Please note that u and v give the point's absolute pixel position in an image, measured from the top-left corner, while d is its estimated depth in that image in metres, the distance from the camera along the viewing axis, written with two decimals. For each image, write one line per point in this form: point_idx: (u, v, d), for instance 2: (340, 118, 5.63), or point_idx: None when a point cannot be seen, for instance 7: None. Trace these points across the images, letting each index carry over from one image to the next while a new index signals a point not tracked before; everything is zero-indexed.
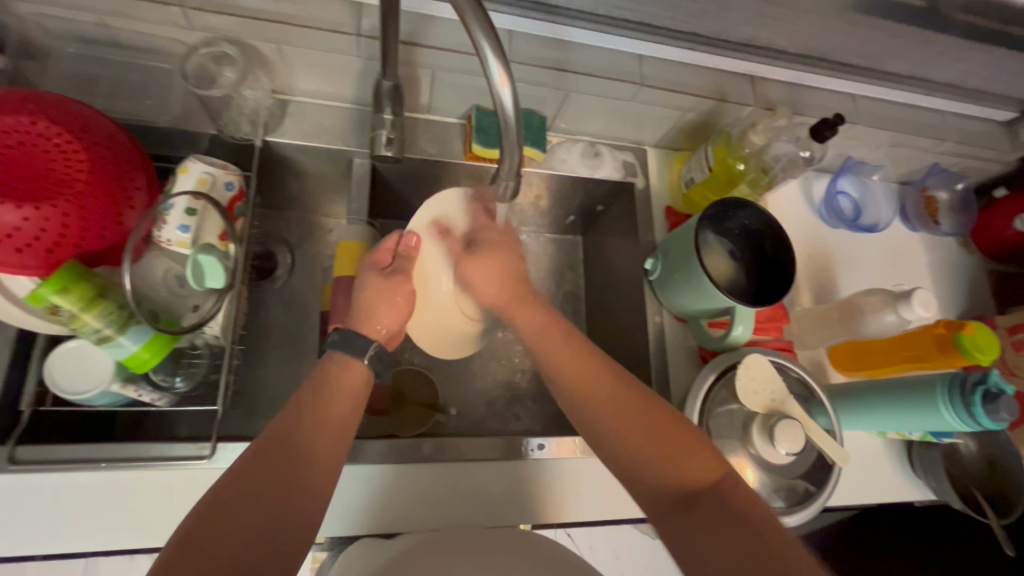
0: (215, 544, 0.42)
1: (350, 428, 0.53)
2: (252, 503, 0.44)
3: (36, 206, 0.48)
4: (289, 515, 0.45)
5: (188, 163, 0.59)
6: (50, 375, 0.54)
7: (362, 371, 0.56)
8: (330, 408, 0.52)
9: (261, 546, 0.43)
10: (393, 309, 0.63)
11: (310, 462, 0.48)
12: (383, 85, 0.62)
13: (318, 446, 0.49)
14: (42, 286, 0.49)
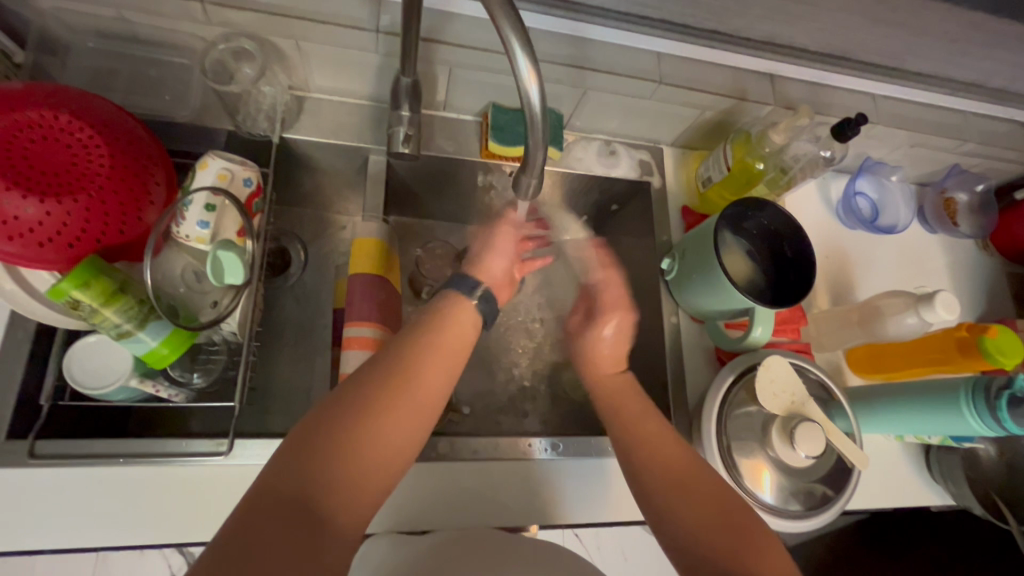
0: (320, 448, 0.45)
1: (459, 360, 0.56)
2: (359, 416, 0.47)
3: (59, 201, 0.48)
4: (392, 433, 0.48)
5: (207, 159, 0.59)
6: (70, 370, 0.55)
7: (471, 313, 0.59)
8: (443, 338, 0.55)
9: (363, 460, 0.46)
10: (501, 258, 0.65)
11: (416, 388, 0.51)
12: (402, 82, 0.61)
13: (424, 375, 0.52)
14: (63, 281, 0.49)
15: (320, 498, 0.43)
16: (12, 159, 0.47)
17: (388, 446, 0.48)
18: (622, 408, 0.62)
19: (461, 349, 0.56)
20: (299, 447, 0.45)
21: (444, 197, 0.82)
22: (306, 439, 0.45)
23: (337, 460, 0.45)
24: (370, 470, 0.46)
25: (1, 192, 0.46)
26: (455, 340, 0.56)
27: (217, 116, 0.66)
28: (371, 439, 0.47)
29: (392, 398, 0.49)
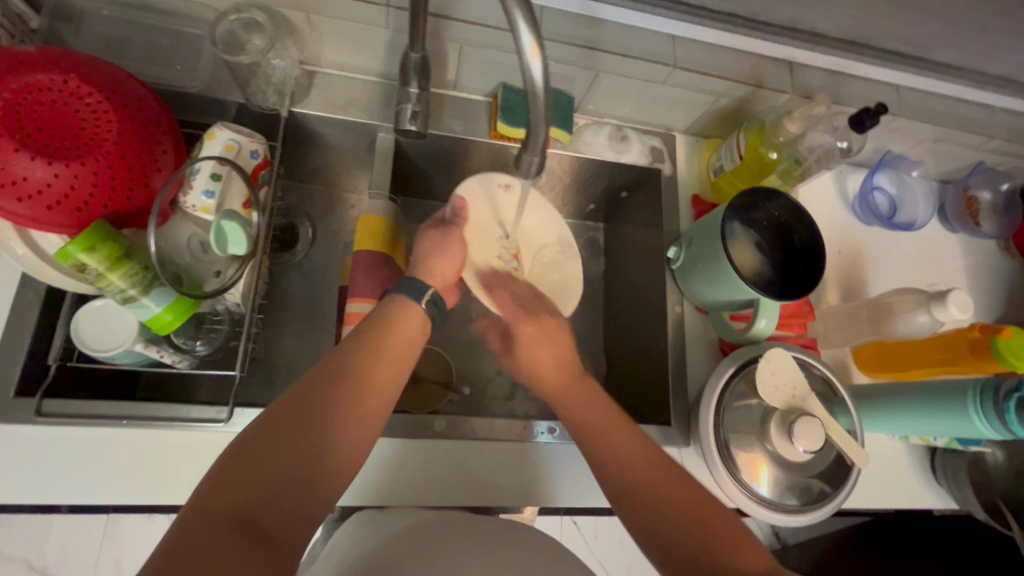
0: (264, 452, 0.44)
1: (400, 369, 0.55)
2: (306, 417, 0.46)
3: (67, 163, 0.49)
4: (328, 445, 0.46)
5: (215, 129, 0.60)
6: (77, 330, 0.55)
7: (416, 315, 0.58)
8: (386, 346, 0.54)
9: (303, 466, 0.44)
10: (452, 260, 0.66)
11: (360, 392, 0.50)
12: (410, 58, 0.61)
13: (370, 379, 0.51)
14: (70, 244, 0.50)
15: (266, 504, 0.42)
16: (23, 121, 0.48)
17: (336, 451, 0.47)
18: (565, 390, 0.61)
19: (404, 356, 0.55)
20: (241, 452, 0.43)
21: (452, 179, 0.82)
22: (244, 448, 0.44)
23: (275, 466, 0.43)
24: (315, 480, 0.45)
25: (11, 153, 0.47)
26: (396, 349, 0.55)
27: (228, 88, 0.66)
28: (315, 443, 0.46)
29: (337, 404, 0.48)
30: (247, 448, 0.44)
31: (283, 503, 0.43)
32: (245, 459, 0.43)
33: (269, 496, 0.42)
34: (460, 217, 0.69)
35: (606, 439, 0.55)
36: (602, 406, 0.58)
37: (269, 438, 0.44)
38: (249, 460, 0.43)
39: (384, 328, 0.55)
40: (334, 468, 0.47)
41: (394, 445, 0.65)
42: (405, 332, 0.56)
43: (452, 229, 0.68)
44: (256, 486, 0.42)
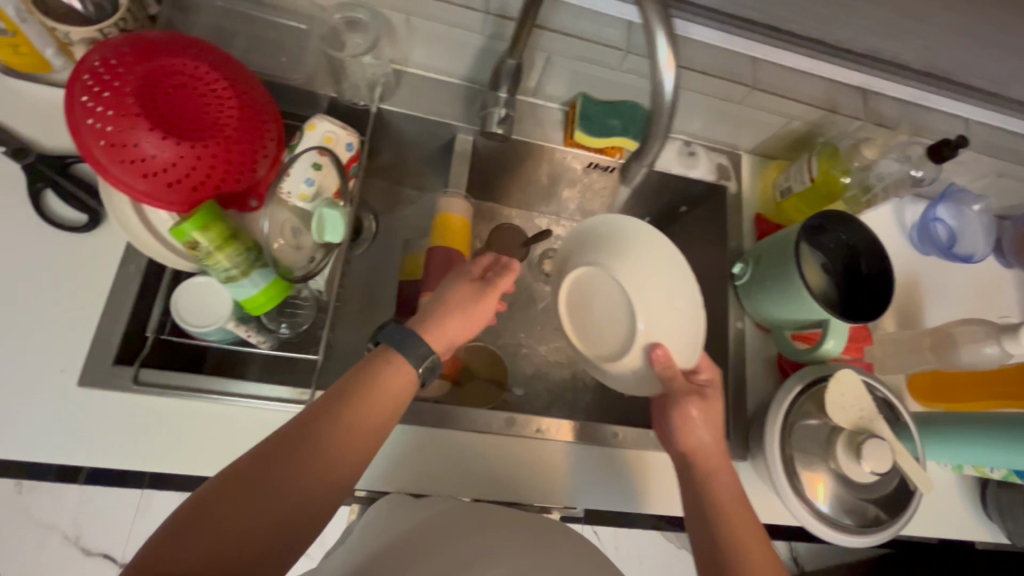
0: (210, 516, 0.41)
1: (381, 431, 0.50)
2: (258, 485, 0.43)
3: (189, 145, 0.51)
4: (280, 514, 0.43)
5: (315, 120, 0.62)
6: (177, 303, 0.57)
7: (406, 376, 0.52)
8: (364, 405, 0.49)
9: (252, 539, 0.42)
10: (461, 326, 0.57)
11: (326, 453, 0.46)
12: (506, 64, 0.64)
13: (338, 444, 0.47)
14: (184, 222, 0.52)
15: None
16: (155, 102, 0.50)
17: (289, 526, 0.43)
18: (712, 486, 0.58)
19: (389, 416, 0.51)
20: (188, 520, 0.41)
21: (517, 182, 0.84)
22: (191, 517, 0.41)
23: (221, 538, 0.40)
24: (264, 553, 0.42)
25: (143, 132, 0.49)
26: (377, 408, 0.50)
27: (323, 82, 0.69)
28: (268, 513, 0.42)
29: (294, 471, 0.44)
30: (191, 518, 0.41)
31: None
32: (190, 531, 0.40)
33: (210, 572, 0.39)
34: (500, 282, 0.60)
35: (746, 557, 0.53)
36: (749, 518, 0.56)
37: (215, 508, 0.41)
38: (194, 532, 0.40)
39: (362, 382, 0.50)
40: (290, 539, 0.43)
41: (462, 436, 0.68)
42: (389, 386, 0.51)
43: (487, 291, 0.59)
44: (193, 563, 0.39)
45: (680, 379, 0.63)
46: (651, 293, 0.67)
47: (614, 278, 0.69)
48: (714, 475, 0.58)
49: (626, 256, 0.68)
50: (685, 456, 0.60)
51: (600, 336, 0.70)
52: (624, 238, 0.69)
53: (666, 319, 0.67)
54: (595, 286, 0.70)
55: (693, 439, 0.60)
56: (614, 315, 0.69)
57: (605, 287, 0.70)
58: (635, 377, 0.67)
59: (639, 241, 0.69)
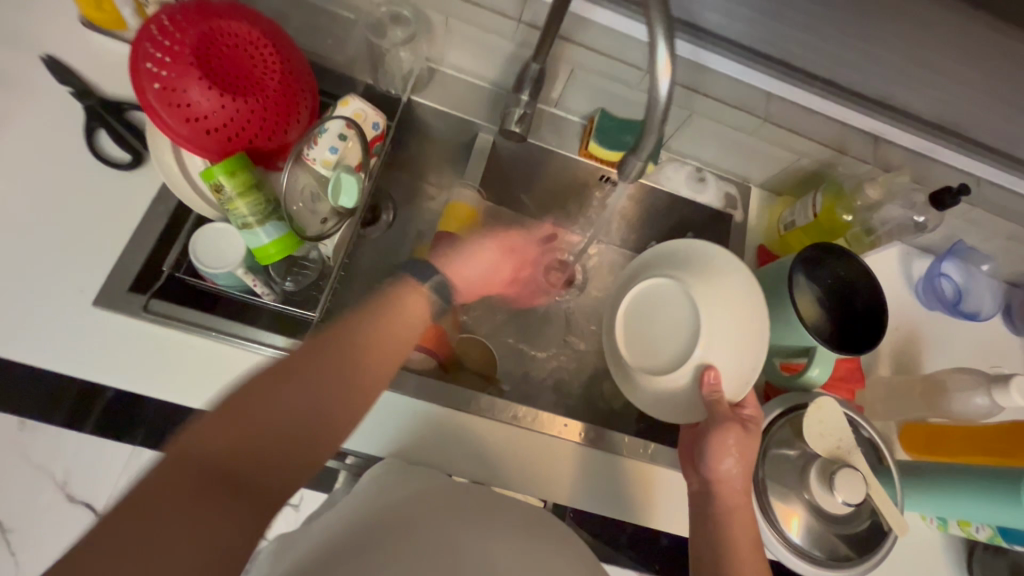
0: (250, 413, 0.43)
1: (400, 351, 0.55)
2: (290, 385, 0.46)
3: (230, 97, 0.56)
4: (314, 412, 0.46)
5: (348, 98, 0.67)
6: (195, 245, 0.61)
7: (422, 304, 0.59)
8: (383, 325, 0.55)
9: (291, 432, 0.45)
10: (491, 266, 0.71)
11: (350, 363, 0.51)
12: (530, 68, 0.68)
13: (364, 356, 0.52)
14: (216, 166, 0.57)
15: (247, 468, 0.41)
16: (209, 57, 0.56)
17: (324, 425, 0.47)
18: (725, 523, 0.59)
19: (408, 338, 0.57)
20: (227, 414, 0.42)
21: (530, 188, 0.88)
22: (228, 413, 0.42)
23: (261, 431, 0.43)
24: (302, 448, 0.45)
25: (193, 81, 0.55)
26: (397, 327, 0.56)
27: (361, 68, 0.74)
28: (305, 412, 0.46)
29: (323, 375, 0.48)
30: (228, 414, 0.42)
31: (268, 468, 0.42)
32: (227, 424, 0.42)
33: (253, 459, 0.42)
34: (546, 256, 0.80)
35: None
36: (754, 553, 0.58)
37: (248, 407, 0.43)
38: (232, 425, 0.42)
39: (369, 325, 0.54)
40: (325, 437, 0.47)
41: (440, 414, 0.68)
42: (407, 314, 0.57)
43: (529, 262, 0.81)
44: (236, 450, 0.41)
45: (723, 405, 0.64)
46: (719, 320, 0.69)
47: (681, 296, 0.72)
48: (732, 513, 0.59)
49: (702, 281, 0.71)
50: (710, 486, 0.61)
51: (650, 352, 0.72)
52: (709, 267, 0.72)
53: (726, 344, 0.68)
54: (658, 303, 0.74)
55: (722, 472, 0.60)
56: (667, 333, 0.72)
57: (673, 305, 0.72)
58: (671, 398, 0.69)
59: (723, 271, 0.71)
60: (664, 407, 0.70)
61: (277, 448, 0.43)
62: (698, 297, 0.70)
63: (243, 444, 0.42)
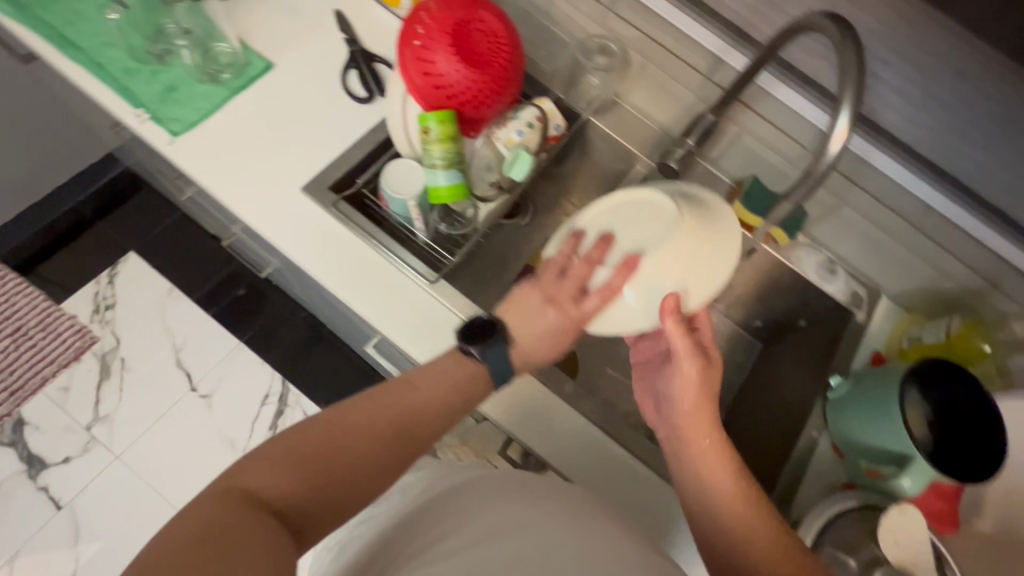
0: (306, 451, 0.51)
1: (449, 408, 0.61)
2: (344, 427, 0.55)
3: (466, 64, 0.70)
4: (360, 458, 0.54)
5: (545, 100, 0.80)
6: (388, 169, 0.74)
7: (470, 368, 0.64)
8: (432, 376, 0.62)
9: (337, 470, 0.52)
10: (542, 336, 0.67)
11: (397, 414, 0.58)
12: (705, 117, 0.75)
13: (413, 412, 0.59)
14: (430, 113, 0.70)
15: (295, 502, 0.48)
16: (457, 34, 0.70)
17: (365, 470, 0.53)
18: (696, 454, 0.60)
19: (462, 395, 0.62)
20: (286, 452, 0.51)
21: None
22: (284, 454, 0.51)
23: (315, 469, 0.51)
24: (346, 488, 0.52)
25: (440, 47, 0.69)
26: (450, 382, 0.62)
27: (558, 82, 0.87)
28: (355, 457, 0.53)
29: (372, 423, 0.56)
30: (285, 453, 0.51)
31: (316, 500, 0.50)
32: (281, 462, 0.50)
33: (303, 493, 0.49)
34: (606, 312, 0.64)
35: (718, 510, 0.57)
36: (724, 468, 0.59)
37: (302, 449, 0.51)
38: (285, 464, 0.50)
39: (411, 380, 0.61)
40: (365, 483, 0.53)
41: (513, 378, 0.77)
42: (455, 373, 0.63)
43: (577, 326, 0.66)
44: (290, 484, 0.49)
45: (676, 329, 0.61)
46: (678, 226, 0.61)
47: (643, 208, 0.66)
48: (698, 446, 0.61)
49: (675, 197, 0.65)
50: (674, 423, 0.64)
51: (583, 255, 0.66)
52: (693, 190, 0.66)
53: (695, 270, 0.61)
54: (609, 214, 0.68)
55: (683, 406, 0.63)
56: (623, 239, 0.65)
57: (642, 214, 0.65)
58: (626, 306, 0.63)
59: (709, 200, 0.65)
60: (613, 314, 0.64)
61: (325, 484, 0.51)
62: (661, 209, 0.63)
63: (296, 479, 0.49)
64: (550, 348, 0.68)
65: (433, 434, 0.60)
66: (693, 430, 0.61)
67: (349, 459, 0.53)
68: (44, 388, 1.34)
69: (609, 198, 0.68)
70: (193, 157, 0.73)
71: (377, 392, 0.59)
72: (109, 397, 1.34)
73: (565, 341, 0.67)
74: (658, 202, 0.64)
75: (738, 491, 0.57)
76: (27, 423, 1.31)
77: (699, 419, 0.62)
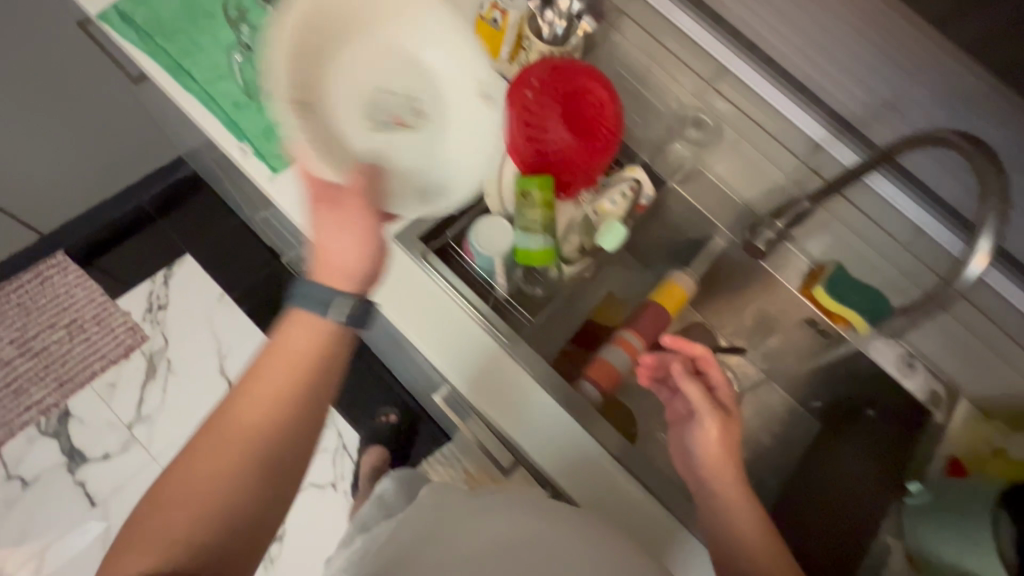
0: (175, 508, 0.51)
1: (308, 398, 0.57)
2: (206, 450, 0.54)
3: (576, 135, 0.72)
4: (229, 486, 0.53)
5: (636, 167, 0.78)
6: (478, 224, 0.75)
7: (306, 325, 0.58)
8: (273, 359, 0.57)
9: (212, 497, 0.52)
10: (342, 244, 0.61)
11: (258, 428, 0.55)
12: (801, 204, 0.74)
13: (274, 425, 0.55)
14: (529, 177, 0.71)
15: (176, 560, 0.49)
16: (563, 102, 0.71)
17: (245, 490, 0.53)
18: (718, 493, 0.66)
19: (304, 366, 0.57)
20: (153, 503, 0.52)
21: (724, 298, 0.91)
22: (152, 520, 0.51)
23: (190, 515, 0.51)
24: (231, 505, 0.52)
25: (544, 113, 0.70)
26: (287, 354, 0.57)
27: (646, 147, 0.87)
28: (221, 472, 0.53)
29: (231, 444, 0.54)
30: (153, 510, 0.52)
31: (206, 540, 0.50)
32: (152, 520, 0.51)
33: (184, 541, 0.50)
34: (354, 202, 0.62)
35: (739, 542, 0.63)
36: (746, 501, 0.65)
37: (166, 493, 0.52)
38: (156, 519, 0.51)
39: (257, 376, 0.56)
40: (249, 497, 0.53)
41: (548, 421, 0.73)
42: (292, 341, 0.58)
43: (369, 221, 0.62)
44: (164, 545, 0.49)
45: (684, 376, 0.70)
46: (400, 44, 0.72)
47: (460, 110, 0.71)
48: (720, 485, 0.66)
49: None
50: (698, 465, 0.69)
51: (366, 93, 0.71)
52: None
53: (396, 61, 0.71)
54: (432, 99, 0.72)
55: (707, 448, 0.68)
56: (415, 140, 0.72)
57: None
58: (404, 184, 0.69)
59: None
60: (406, 203, 0.68)
61: (205, 523, 0.51)
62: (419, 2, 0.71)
63: (168, 542, 0.49)
64: (363, 267, 0.62)
65: (304, 393, 0.57)
66: (717, 472, 0.67)
67: (231, 479, 0.53)
68: (91, 383, 1.35)
69: (368, 40, 0.71)
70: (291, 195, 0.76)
71: (228, 413, 0.55)
72: (153, 397, 1.35)
73: (365, 259, 0.62)
74: (376, 42, 0.71)
75: (757, 522, 0.64)
76: (72, 416, 1.32)
77: (720, 459, 0.67)
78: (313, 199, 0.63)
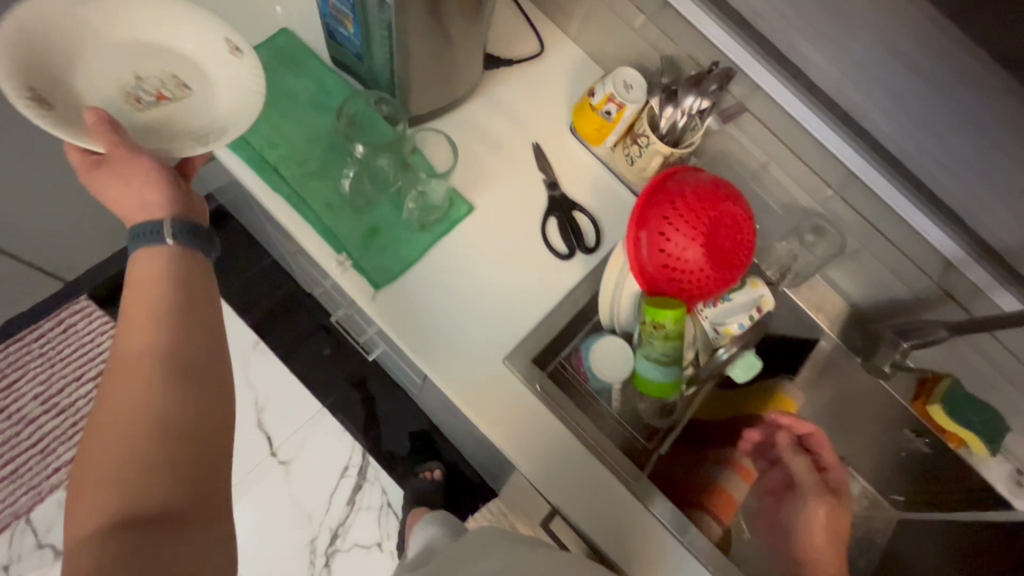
0: (98, 471, 0.45)
1: (164, 303, 0.54)
2: (119, 409, 0.48)
3: (704, 247, 0.64)
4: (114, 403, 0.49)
5: (758, 280, 0.73)
6: (595, 345, 0.70)
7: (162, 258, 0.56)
8: (138, 290, 0.54)
9: (143, 448, 0.46)
10: (126, 189, 0.58)
11: (134, 337, 0.52)
12: (939, 333, 0.72)
13: (130, 331, 0.52)
14: (655, 303, 0.65)
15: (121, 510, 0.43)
16: (696, 219, 0.64)
17: (127, 388, 0.49)
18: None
19: (165, 284, 0.55)
20: (80, 482, 0.45)
21: (826, 402, 0.87)
22: (82, 484, 0.45)
23: (121, 465, 0.45)
24: (164, 451, 0.47)
25: (674, 230, 0.63)
26: (151, 281, 0.55)
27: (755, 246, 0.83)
28: (149, 425, 0.47)
29: (115, 376, 0.51)
30: (78, 489, 0.45)
31: (152, 487, 0.45)
32: (82, 492, 0.45)
33: (128, 494, 0.44)
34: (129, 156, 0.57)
35: None
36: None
37: (87, 469, 0.46)
38: (86, 486, 0.45)
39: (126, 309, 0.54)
40: (179, 434, 0.48)
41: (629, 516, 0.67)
42: (149, 273, 0.55)
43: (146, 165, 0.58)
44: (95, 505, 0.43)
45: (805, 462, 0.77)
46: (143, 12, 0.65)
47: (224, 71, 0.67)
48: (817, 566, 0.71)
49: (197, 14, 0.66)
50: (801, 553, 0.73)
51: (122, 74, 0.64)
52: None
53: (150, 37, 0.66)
54: (203, 71, 0.67)
55: (814, 538, 0.73)
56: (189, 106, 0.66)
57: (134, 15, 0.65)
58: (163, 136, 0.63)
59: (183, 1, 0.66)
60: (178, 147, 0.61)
61: (141, 474, 0.45)
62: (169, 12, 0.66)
63: (104, 499, 0.44)
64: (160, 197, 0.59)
65: (170, 312, 0.53)
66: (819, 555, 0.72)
67: (146, 423, 0.47)
68: None
69: (103, 36, 0.64)
70: (394, 311, 0.70)
71: (117, 366, 0.51)
72: None
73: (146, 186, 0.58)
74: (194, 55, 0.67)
75: None
76: None
77: (827, 543, 0.73)
78: (91, 171, 0.59)
